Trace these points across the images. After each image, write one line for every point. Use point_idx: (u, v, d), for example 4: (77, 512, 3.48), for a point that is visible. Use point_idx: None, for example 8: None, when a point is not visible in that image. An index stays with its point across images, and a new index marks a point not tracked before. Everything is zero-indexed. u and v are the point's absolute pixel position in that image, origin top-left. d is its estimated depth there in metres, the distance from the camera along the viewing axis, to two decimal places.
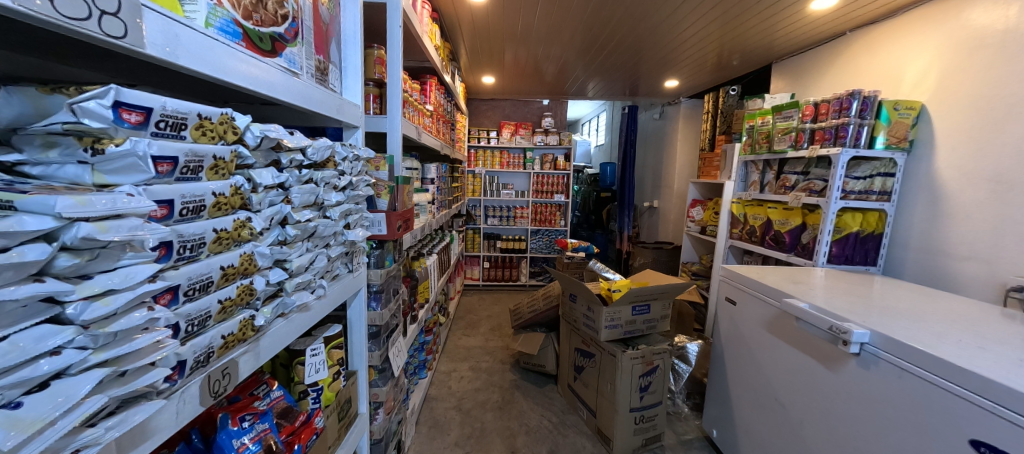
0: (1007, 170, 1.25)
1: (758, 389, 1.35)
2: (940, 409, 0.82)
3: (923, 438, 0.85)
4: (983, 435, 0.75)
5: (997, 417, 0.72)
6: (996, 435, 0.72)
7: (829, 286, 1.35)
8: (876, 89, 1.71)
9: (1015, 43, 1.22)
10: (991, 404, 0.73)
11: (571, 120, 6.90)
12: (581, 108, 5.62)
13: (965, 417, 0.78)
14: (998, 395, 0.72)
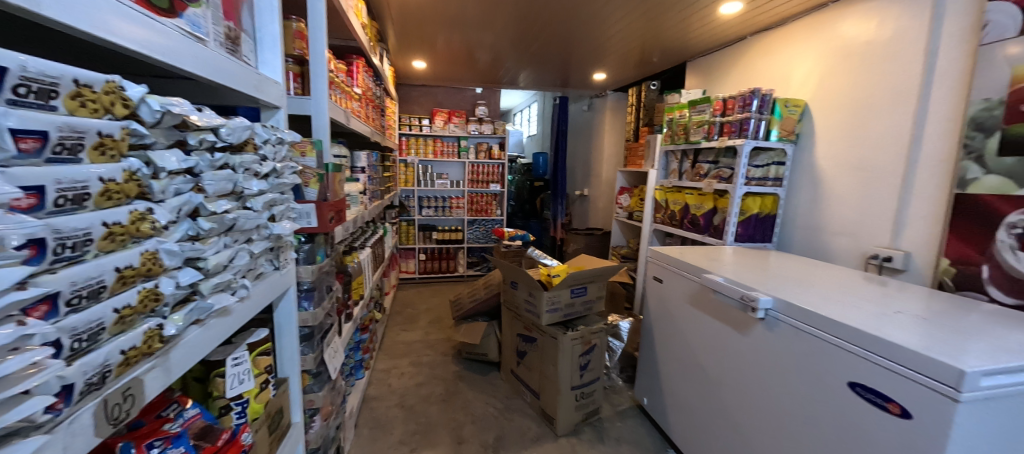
0: (866, 160, 1.56)
1: (682, 356, 1.54)
2: (829, 359, 1.01)
3: (816, 384, 1.04)
4: (858, 377, 0.94)
5: (868, 362, 0.92)
6: (869, 376, 0.92)
7: (736, 261, 1.58)
8: (771, 88, 2.00)
9: (876, 52, 1.52)
10: (865, 351, 0.93)
11: (503, 109, 6.93)
12: (513, 97, 5.67)
13: (847, 363, 0.97)
14: (870, 344, 0.92)
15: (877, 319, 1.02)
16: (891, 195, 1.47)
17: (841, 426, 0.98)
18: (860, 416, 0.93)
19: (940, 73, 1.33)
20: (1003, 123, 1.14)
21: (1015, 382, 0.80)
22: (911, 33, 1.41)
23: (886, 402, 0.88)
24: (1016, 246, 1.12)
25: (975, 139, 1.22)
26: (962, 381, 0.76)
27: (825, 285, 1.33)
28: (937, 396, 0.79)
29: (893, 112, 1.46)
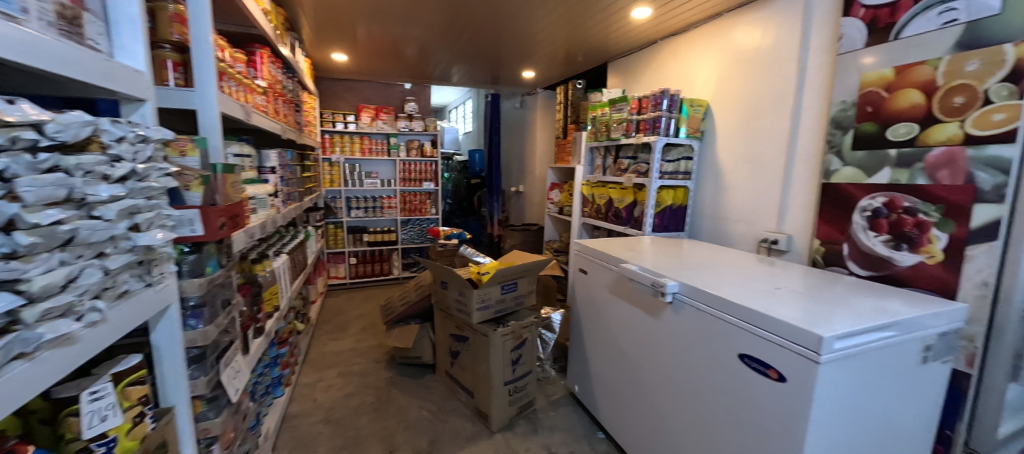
0: (755, 155, 1.76)
1: (606, 343, 1.62)
2: (723, 335, 1.13)
3: (714, 358, 1.16)
4: (746, 349, 1.07)
5: (753, 335, 1.05)
6: (753, 347, 1.05)
7: (651, 251, 1.70)
8: (679, 89, 2.18)
9: (761, 59, 1.72)
10: (751, 325, 1.05)
11: (437, 106, 6.78)
12: (447, 94, 5.57)
13: (736, 337, 1.09)
14: (754, 319, 1.04)
15: (760, 296, 1.16)
16: (775, 185, 1.68)
17: (734, 393, 1.10)
18: (749, 383, 1.06)
19: (810, 79, 1.53)
20: (856, 122, 1.37)
21: (858, 341, 0.95)
22: (787, 42, 1.61)
23: (767, 369, 1.01)
24: (866, 227, 1.36)
25: (836, 136, 1.43)
26: (820, 345, 0.89)
27: (724, 269, 1.49)
28: (803, 359, 0.92)
29: (776, 112, 1.66)
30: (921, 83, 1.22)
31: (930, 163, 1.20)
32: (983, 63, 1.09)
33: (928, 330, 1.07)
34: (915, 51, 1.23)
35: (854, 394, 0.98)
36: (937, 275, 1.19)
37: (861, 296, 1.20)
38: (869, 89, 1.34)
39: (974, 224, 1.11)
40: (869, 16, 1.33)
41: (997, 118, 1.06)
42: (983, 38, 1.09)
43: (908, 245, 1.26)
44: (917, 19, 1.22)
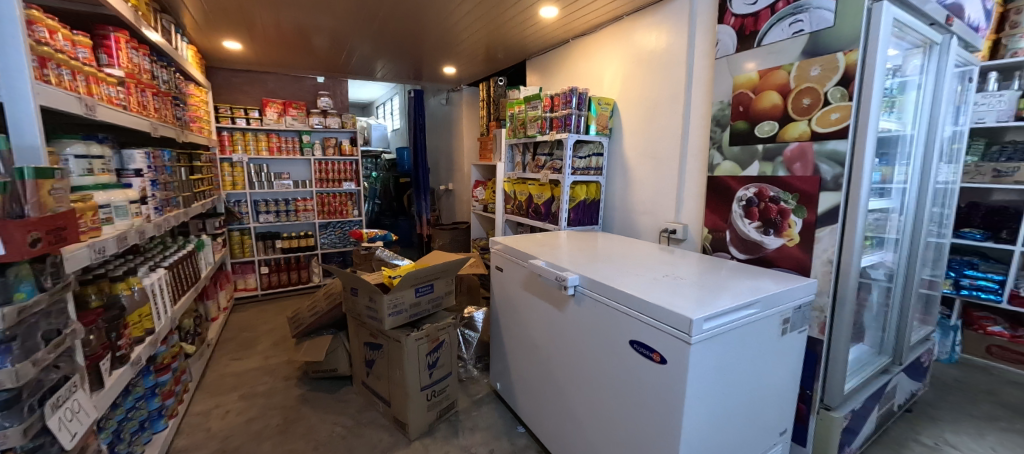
0: (655, 151, 1.88)
1: (522, 338, 1.65)
2: (617, 323, 1.20)
3: (610, 346, 1.23)
4: (634, 335, 1.14)
5: (639, 321, 1.11)
6: (640, 333, 1.11)
7: (563, 245, 1.76)
8: (589, 88, 2.27)
9: (657, 60, 1.84)
10: (638, 313, 1.12)
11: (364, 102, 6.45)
12: (372, 89, 5.31)
13: (626, 325, 1.16)
14: (639, 306, 1.11)
15: (649, 284, 1.24)
16: (671, 179, 1.81)
17: (628, 377, 1.17)
18: (638, 366, 1.13)
19: (697, 80, 1.67)
20: (731, 120, 1.53)
21: (725, 319, 1.05)
22: (678, 46, 1.74)
23: (652, 353, 1.08)
24: (742, 215, 1.52)
25: (717, 133, 1.58)
26: (691, 327, 0.96)
27: (626, 260, 1.58)
28: (679, 341, 1.00)
29: (671, 111, 1.79)
30: (778, 86, 1.38)
31: (787, 157, 1.37)
32: (823, 69, 1.25)
33: (784, 304, 1.22)
34: (772, 57, 1.39)
35: (724, 367, 1.08)
36: (796, 254, 1.36)
37: (738, 279, 1.34)
38: (740, 91, 1.49)
39: (821, 210, 1.28)
40: (738, 24, 1.48)
41: (834, 117, 1.23)
42: (824, 46, 1.25)
43: (774, 230, 1.42)
44: (773, 29, 1.38)
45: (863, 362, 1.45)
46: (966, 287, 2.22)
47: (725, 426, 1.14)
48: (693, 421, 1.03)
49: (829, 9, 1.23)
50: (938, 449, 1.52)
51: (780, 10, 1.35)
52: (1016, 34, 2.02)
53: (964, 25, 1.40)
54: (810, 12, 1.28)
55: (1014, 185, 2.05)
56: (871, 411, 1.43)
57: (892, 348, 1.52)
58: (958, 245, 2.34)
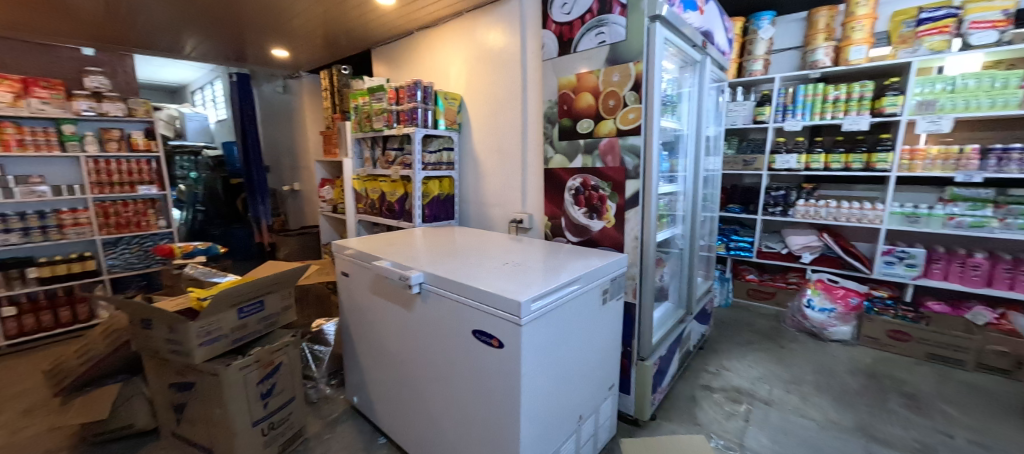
0: (500, 145, 1.98)
1: (375, 345, 1.55)
2: (460, 316, 1.21)
3: (456, 338, 1.24)
4: (475, 325, 1.16)
5: (479, 310, 1.14)
6: (480, 322, 1.14)
7: (418, 243, 1.71)
8: (436, 82, 2.25)
9: (495, 58, 1.93)
10: (476, 303, 1.15)
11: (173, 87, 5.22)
12: (182, 72, 4.33)
13: (468, 316, 1.18)
14: (476, 296, 1.14)
15: (488, 274, 1.29)
16: (516, 171, 1.93)
17: (473, 366, 1.20)
18: (481, 354, 1.16)
19: (530, 80, 1.82)
20: (559, 118, 1.70)
21: (552, 298, 1.16)
22: (512, 46, 1.85)
23: (491, 339, 1.12)
24: (573, 202, 1.71)
25: (548, 128, 1.75)
26: (519, 310, 1.03)
27: (476, 252, 1.62)
28: (511, 323, 1.06)
29: (511, 108, 1.91)
30: (591, 88, 1.58)
31: (601, 150, 1.59)
32: (621, 75, 1.48)
33: (601, 277, 1.41)
34: (585, 62, 1.59)
35: (554, 341, 1.20)
36: (613, 234, 1.60)
37: (569, 260, 1.49)
38: (563, 91, 1.66)
39: (627, 194, 1.54)
40: (557, 30, 1.65)
41: (632, 116, 1.49)
42: (621, 56, 1.48)
43: (597, 214, 1.63)
44: (584, 38, 1.57)
45: (665, 316, 1.79)
46: (732, 248, 2.97)
47: (560, 392, 1.27)
48: (530, 394, 1.12)
49: (621, 25, 1.46)
50: (717, 373, 2.01)
51: (588, 22, 1.55)
52: (751, 60, 2.72)
53: (715, 50, 1.81)
54: (609, 26, 1.50)
55: (754, 171, 2.82)
56: (674, 355, 1.78)
57: (685, 300, 1.92)
58: (726, 217, 3.11)
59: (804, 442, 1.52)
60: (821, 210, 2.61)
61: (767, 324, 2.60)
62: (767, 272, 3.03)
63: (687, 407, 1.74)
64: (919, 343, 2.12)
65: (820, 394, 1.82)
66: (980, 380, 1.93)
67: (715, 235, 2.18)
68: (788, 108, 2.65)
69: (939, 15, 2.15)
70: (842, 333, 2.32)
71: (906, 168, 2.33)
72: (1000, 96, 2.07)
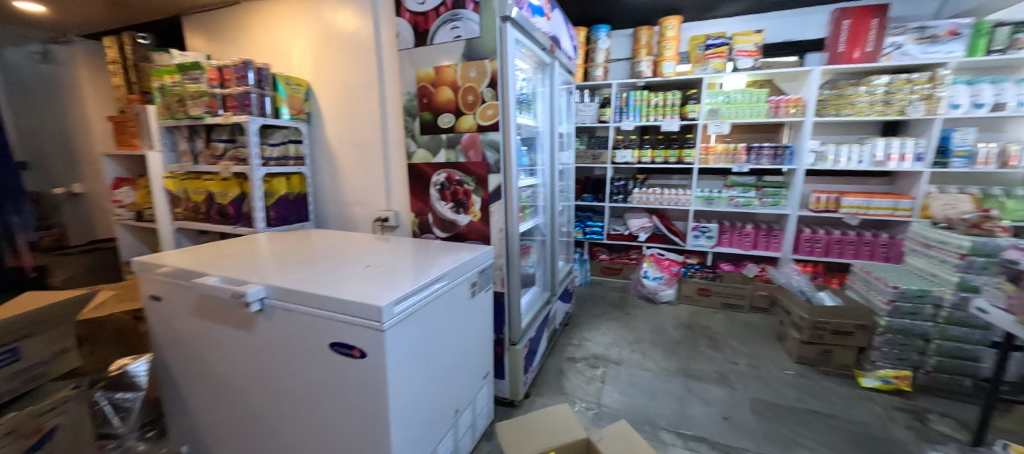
0: (359, 138, 1.85)
1: (209, 378, 1.29)
2: (312, 329, 1.07)
3: (308, 355, 1.10)
4: (331, 337, 1.05)
5: (334, 320, 1.03)
6: (336, 333, 1.03)
7: (267, 251, 1.49)
8: (277, 64, 1.98)
9: (345, 43, 1.78)
10: (331, 313, 1.03)
11: None
12: None
13: (322, 329, 1.05)
14: (328, 305, 1.03)
15: (345, 278, 1.18)
16: (378, 166, 1.83)
17: (332, 382, 1.08)
18: (339, 368, 1.05)
19: (386, 69, 1.72)
20: (420, 111, 1.65)
21: (419, 297, 1.11)
22: (364, 31, 1.72)
23: (351, 350, 1.02)
24: (439, 198, 1.69)
25: (409, 122, 1.68)
26: (380, 315, 0.95)
27: (335, 255, 1.47)
28: (372, 330, 0.97)
29: (368, 98, 1.78)
30: (449, 82, 1.57)
31: (463, 145, 1.60)
32: (478, 72, 1.52)
33: (470, 270, 1.42)
34: (442, 55, 1.56)
35: (424, 341, 1.16)
36: (480, 228, 1.64)
37: (439, 255, 1.46)
38: (422, 84, 1.62)
39: (490, 188, 1.59)
40: (412, 20, 1.58)
41: (490, 113, 1.54)
42: (476, 53, 1.51)
43: (463, 208, 1.66)
44: (440, 30, 1.54)
45: (532, 300, 1.97)
46: (587, 232, 3.41)
47: (435, 391, 1.24)
48: (400, 400, 1.05)
49: (475, 22, 1.48)
50: (580, 345, 2.28)
51: (443, 14, 1.53)
52: (592, 68, 3.16)
53: (562, 54, 2.08)
54: (463, 21, 1.50)
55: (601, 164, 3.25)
56: (542, 334, 1.96)
57: (549, 283, 2.17)
58: (582, 206, 3.52)
59: (644, 390, 1.85)
60: (650, 197, 3.17)
61: (616, 295, 3.06)
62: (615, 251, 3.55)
63: (556, 380, 1.93)
64: (716, 296, 2.80)
65: (655, 348, 2.24)
66: (751, 318, 2.64)
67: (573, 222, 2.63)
68: (624, 110, 3.12)
69: (719, 42, 2.81)
70: (668, 296, 2.87)
71: (703, 160, 2.99)
72: (754, 108, 2.82)
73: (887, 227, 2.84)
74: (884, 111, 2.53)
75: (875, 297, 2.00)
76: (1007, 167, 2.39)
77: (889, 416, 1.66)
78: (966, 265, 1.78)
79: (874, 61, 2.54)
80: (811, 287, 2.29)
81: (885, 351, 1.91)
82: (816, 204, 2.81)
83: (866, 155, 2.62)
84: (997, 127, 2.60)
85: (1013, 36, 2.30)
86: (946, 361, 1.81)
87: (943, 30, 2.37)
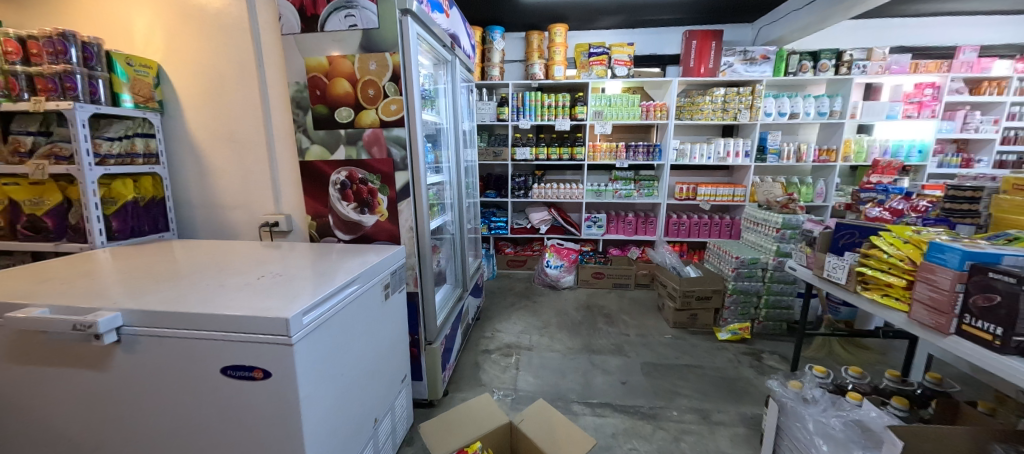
0: (234, 132, 1.61)
1: (46, 434, 1.02)
2: (195, 355, 0.91)
3: (191, 388, 0.93)
4: (222, 362, 0.91)
5: (225, 341, 0.89)
6: (229, 357, 0.90)
7: (116, 270, 1.21)
8: (112, 39, 1.61)
9: (208, 20, 1.52)
10: (219, 333, 0.89)
11: None
12: None
13: (210, 353, 0.91)
14: (215, 325, 0.89)
15: (230, 292, 1.03)
16: (262, 164, 1.62)
17: (226, 412, 0.94)
18: (236, 395, 0.92)
19: (266, 55, 1.52)
20: (312, 104, 1.51)
21: (330, 304, 1.04)
22: (234, 9, 1.50)
23: (251, 371, 0.90)
24: (340, 198, 1.57)
25: (299, 116, 1.53)
26: (288, 327, 0.87)
27: (214, 268, 1.26)
28: (277, 345, 0.88)
29: (243, 86, 1.56)
30: (346, 74, 1.47)
31: (366, 141, 1.52)
32: (378, 64, 1.45)
33: (381, 272, 1.36)
34: (335, 44, 1.45)
35: (338, 350, 1.08)
36: (388, 227, 1.58)
37: (345, 259, 1.36)
38: (314, 74, 1.48)
39: (397, 186, 1.54)
40: (297, 2, 1.43)
41: (393, 108, 1.48)
42: (375, 45, 1.44)
43: (369, 208, 1.57)
44: (331, 17, 1.43)
45: (445, 297, 1.99)
46: (492, 228, 3.50)
47: (355, 402, 1.17)
48: (317, 419, 0.97)
49: (372, 12, 1.41)
50: (493, 336, 2.36)
51: (334, 0, 1.42)
52: (489, 68, 3.24)
53: (461, 51, 2.12)
54: (359, 10, 1.42)
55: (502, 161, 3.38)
56: (457, 330, 1.99)
57: (460, 279, 2.23)
58: (486, 202, 3.61)
59: (555, 369, 2.02)
60: (549, 191, 3.42)
61: (523, 286, 3.23)
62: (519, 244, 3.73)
63: (473, 374, 1.97)
64: (608, 278, 3.16)
65: (561, 330, 2.44)
66: (636, 293, 3.08)
67: (479, 218, 2.70)
68: (520, 109, 3.28)
69: (600, 51, 3.14)
70: (568, 281, 3.15)
71: (592, 157, 3.33)
72: (629, 111, 3.23)
73: (729, 210, 3.56)
74: (723, 116, 3.16)
75: (724, 266, 2.50)
76: (799, 161, 3.21)
77: (737, 359, 2.11)
78: (781, 236, 2.33)
79: (714, 76, 3.14)
80: (680, 263, 2.76)
81: (732, 309, 2.40)
82: (679, 194, 3.38)
83: (713, 153, 3.24)
84: (793, 131, 3.47)
85: (799, 62, 3.08)
86: (770, 311, 2.38)
87: (758, 54, 3.06)
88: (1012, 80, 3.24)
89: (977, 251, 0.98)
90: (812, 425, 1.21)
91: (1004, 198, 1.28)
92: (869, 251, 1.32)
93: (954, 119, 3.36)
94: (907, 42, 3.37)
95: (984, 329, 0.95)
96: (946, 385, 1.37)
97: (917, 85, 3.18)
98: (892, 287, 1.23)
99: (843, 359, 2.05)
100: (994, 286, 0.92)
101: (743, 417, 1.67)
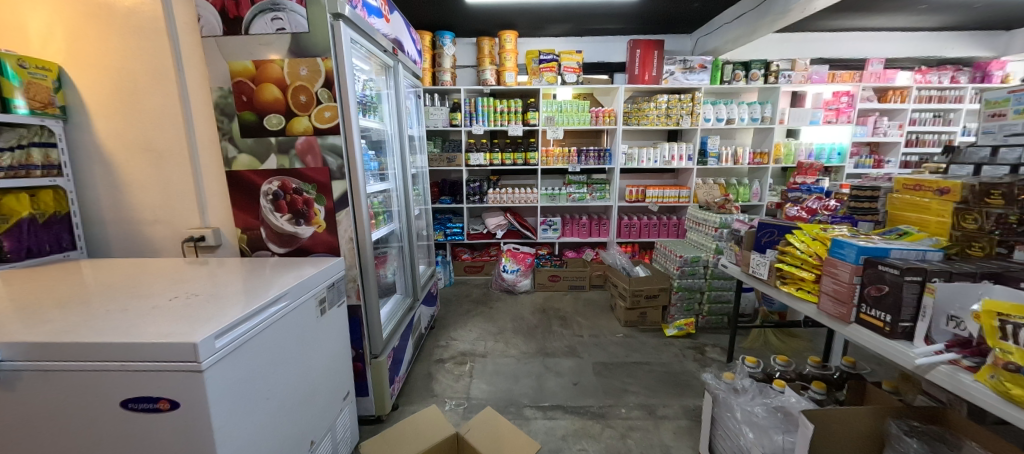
0: (151, 139, 1.48)
1: None
2: (91, 388, 0.83)
3: (88, 425, 0.84)
4: (125, 394, 0.83)
5: (127, 371, 0.81)
6: (132, 388, 0.82)
7: (8, 296, 1.08)
8: (3, 38, 1.44)
9: (119, 20, 1.40)
10: (118, 364, 0.81)
11: None
12: None
13: (109, 386, 0.82)
14: (116, 354, 0.80)
15: (137, 317, 0.94)
16: (184, 174, 1.50)
17: (128, 449, 0.85)
18: (138, 428, 0.84)
19: (186, 58, 1.42)
20: (238, 111, 1.43)
21: (253, 324, 0.97)
22: (147, 8, 1.38)
23: (156, 402, 0.83)
24: (272, 209, 1.50)
25: (224, 123, 1.44)
26: (197, 352, 0.80)
27: (123, 288, 1.15)
28: (185, 373, 0.81)
29: (160, 91, 1.44)
30: (275, 79, 1.40)
31: (299, 150, 1.46)
32: (309, 70, 1.39)
33: (317, 286, 1.29)
34: (263, 48, 1.38)
35: (262, 370, 1.01)
36: (327, 239, 1.52)
37: (277, 274, 1.28)
38: (238, 79, 1.40)
39: (335, 196, 1.49)
40: (218, 3, 1.35)
41: (328, 115, 1.43)
42: (306, 49, 1.38)
43: (304, 220, 1.51)
44: (256, 20, 1.36)
45: (394, 308, 1.95)
46: (448, 234, 3.46)
47: (287, 423, 1.11)
48: (238, 444, 0.91)
49: (301, 15, 1.36)
50: (448, 344, 2.34)
51: (258, 2, 1.35)
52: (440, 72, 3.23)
53: (405, 57, 2.10)
54: (286, 13, 1.36)
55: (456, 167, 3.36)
56: (406, 341, 1.95)
57: (411, 289, 2.19)
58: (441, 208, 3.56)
59: (509, 374, 2.02)
60: (504, 197, 3.45)
61: (480, 291, 3.23)
62: (476, 249, 3.71)
63: (425, 385, 1.94)
64: (564, 280, 3.23)
65: (516, 335, 2.45)
66: (590, 295, 3.16)
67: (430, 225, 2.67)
68: (474, 115, 3.28)
69: (549, 58, 3.21)
70: (525, 285, 3.18)
71: (545, 162, 3.39)
72: (580, 117, 3.33)
73: (675, 210, 3.76)
74: (667, 122, 3.32)
75: (670, 265, 2.62)
76: (737, 164, 3.44)
77: (682, 354, 2.22)
78: (718, 235, 2.49)
79: (658, 83, 3.31)
80: (630, 264, 2.85)
81: (678, 305, 2.51)
82: (629, 196, 3.51)
83: (659, 156, 3.40)
84: (731, 135, 3.71)
85: (733, 71, 3.31)
86: (712, 305, 2.52)
87: (697, 63, 3.24)
88: (911, 90, 3.66)
89: (870, 246, 1.08)
90: (740, 414, 1.28)
91: (897, 196, 1.43)
92: (785, 248, 1.43)
93: (866, 124, 3.74)
94: (825, 55, 3.73)
95: (878, 317, 1.05)
96: (857, 367, 1.47)
97: (835, 93, 3.49)
98: (805, 281, 1.34)
99: (776, 347, 2.22)
100: (883, 277, 1.02)
101: (686, 409, 1.75)
